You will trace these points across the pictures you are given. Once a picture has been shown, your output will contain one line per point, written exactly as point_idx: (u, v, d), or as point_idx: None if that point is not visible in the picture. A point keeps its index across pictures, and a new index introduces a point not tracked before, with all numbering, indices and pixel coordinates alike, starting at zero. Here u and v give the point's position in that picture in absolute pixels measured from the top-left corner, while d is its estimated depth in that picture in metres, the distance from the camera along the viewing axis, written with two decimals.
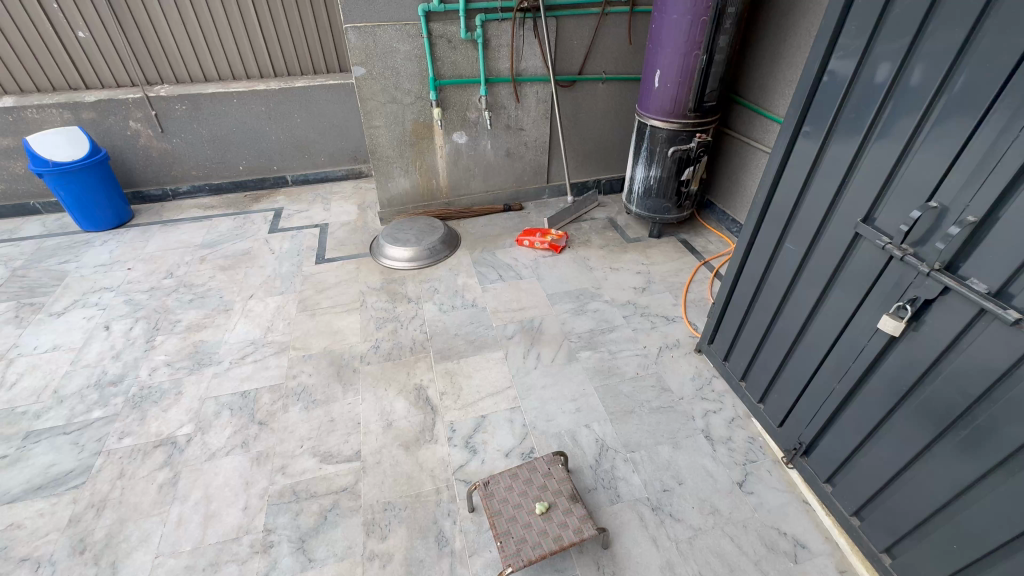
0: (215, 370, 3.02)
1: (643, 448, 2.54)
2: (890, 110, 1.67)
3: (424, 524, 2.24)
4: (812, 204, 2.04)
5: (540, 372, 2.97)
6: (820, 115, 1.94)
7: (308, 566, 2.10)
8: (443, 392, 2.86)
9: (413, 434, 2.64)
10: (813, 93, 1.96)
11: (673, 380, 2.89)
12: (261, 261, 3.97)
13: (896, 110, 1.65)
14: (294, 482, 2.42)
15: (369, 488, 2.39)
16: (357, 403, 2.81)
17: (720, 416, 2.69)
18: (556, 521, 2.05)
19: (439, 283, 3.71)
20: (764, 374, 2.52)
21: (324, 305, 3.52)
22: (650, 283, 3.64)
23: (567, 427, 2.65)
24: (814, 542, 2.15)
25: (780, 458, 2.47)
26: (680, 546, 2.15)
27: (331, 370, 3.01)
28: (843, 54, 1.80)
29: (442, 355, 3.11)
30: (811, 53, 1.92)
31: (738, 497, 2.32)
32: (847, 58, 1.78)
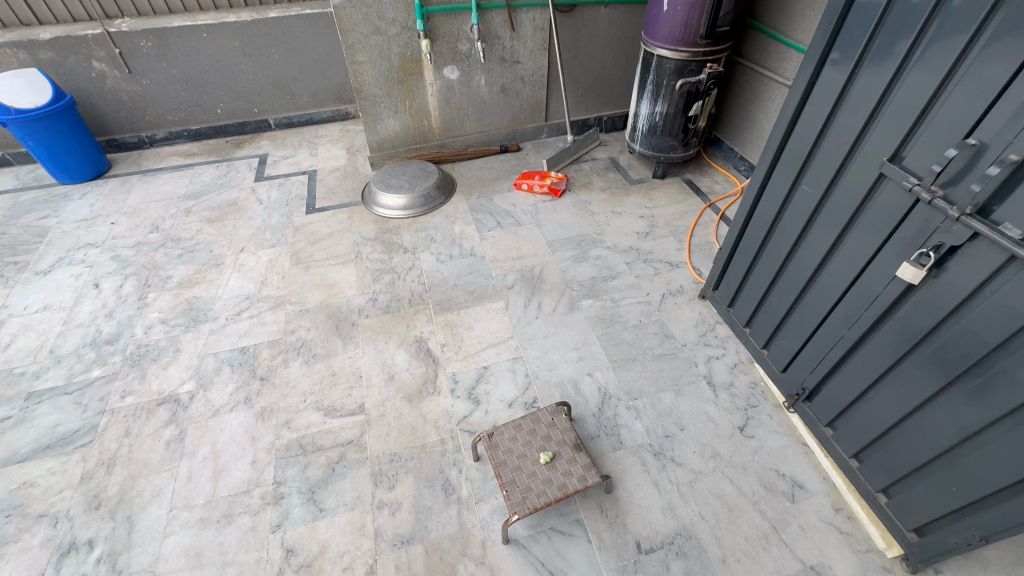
0: (211, 327, 2.97)
1: (645, 395, 2.55)
2: (931, 34, 1.49)
3: (431, 474, 2.29)
4: (834, 143, 1.90)
5: (541, 322, 2.92)
6: (850, 40, 1.74)
7: (319, 516, 2.16)
8: (444, 343, 2.84)
9: (416, 386, 2.64)
10: (845, 15, 1.75)
11: (676, 327, 2.86)
12: (249, 212, 3.82)
13: (938, 34, 1.48)
14: (300, 435, 2.45)
15: (375, 440, 2.42)
16: (358, 357, 2.79)
17: (722, 362, 2.68)
18: (561, 469, 2.08)
19: (435, 232, 3.59)
20: (770, 321, 2.48)
21: (318, 257, 3.42)
22: (654, 227, 3.52)
23: (570, 376, 2.65)
24: (811, 482, 2.21)
25: (781, 403, 2.48)
26: (681, 489, 2.20)
27: (330, 324, 2.97)
28: None
29: (442, 306, 3.05)
30: None
31: (739, 441, 2.35)
32: None
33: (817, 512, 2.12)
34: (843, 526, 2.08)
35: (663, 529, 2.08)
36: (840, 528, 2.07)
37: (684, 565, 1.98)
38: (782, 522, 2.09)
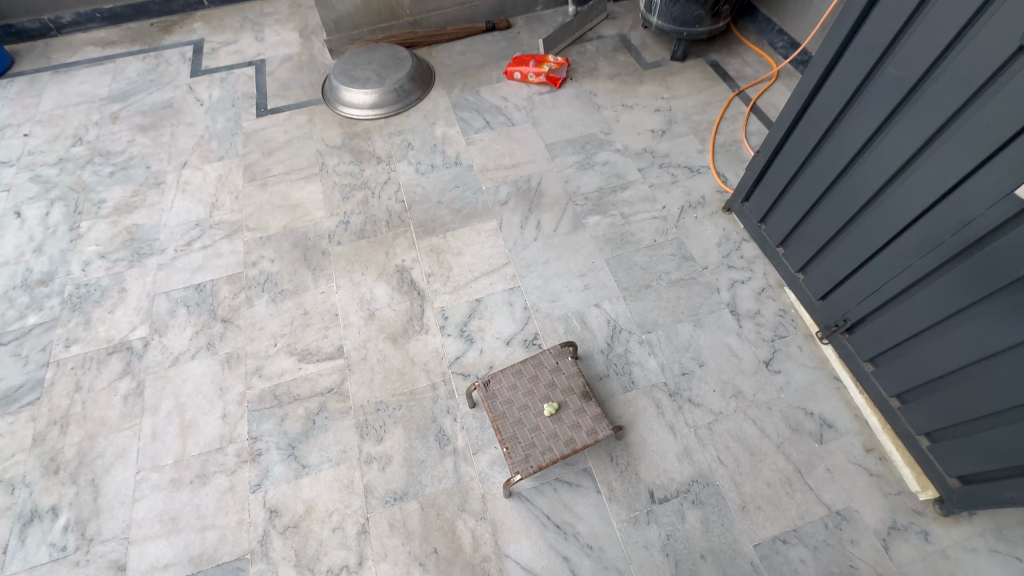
0: (159, 261, 2.56)
1: (660, 327, 2.26)
2: None
3: (423, 423, 2.06)
4: (952, 5, 1.37)
5: (541, 246, 2.53)
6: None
7: (302, 473, 1.97)
8: (430, 273, 2.47)
9: (400, 324, 2.33)
10: None
11: (696, 247, 2.48)
12: (188, 115, 3.20)
13: None
14: (274, 385, 2.18)
15: (357, 388, 2.16)
16: (332, 292, 2.43)
17: (748, 287, 2.35)
18: (568, 422, 1.84)
19: (413, 136, 3.02)
20: (813, 241, 2.12)
21: (275, 171, 2.89)
22: (672, 123, 2.96)
23: (575, 308, 2.33)
24: (842, 421, 2.00)
25: (813, 333, 2.20)
26: (699, 432, 2.00)
27: (297, 253, 2.56)
28: None
29: (425, 229, 2.62)
30: None
31: (764, 377, 2.11)
32: None
33: (846, 453, 1.94)
34: (874, 467, 1.91)
35: (679, 476, 1.91)
36: (870, 470, 1.90)
37: (701, 514, 1.83)
38: (807, 465, 1.92)
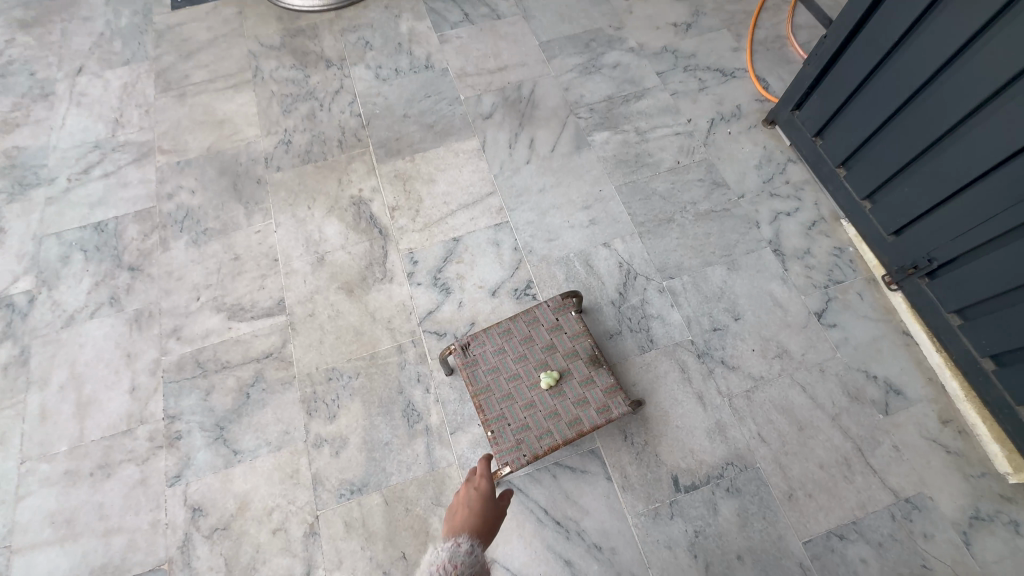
0: (48, 194, 2.00)
1: (685, 272, 1.79)
2: None
3: (386, 396, 1.63)
4: None
5: (534, 171, 2.00)
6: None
7: (233, 461, 1.55)
8: (394, 206, 1.95)
9: (357, 271, 1.83)
10: None
11: (730, 171, 1.97)
12: (83, 6, 2.50)
13: None
14: (196, 350, 1.71)
15: (302, 352, 1.70)
16: (269, 232, 1.91)
17: (795, 220, 1.87)
18: (572, 397, 1.41)
19: (372, 33, 2.37)
20: (893, 158, 1.64)
21: (196, 78, 2.27)
22: (699, 15, 2.34)
23: (578, 249, 1.84)
24: (912, 387, 1.60)
25: (878, 277, 1.76)
26: (735, 403, 1.59)
27: (225, 182, 2.01)
28: None
29: (387, 150, 2.06)
30: None
31: (815, 333, 1.68)
32: None
33: (918, 426, 1.55)
34: (951, 444, 1.53)
35: (710, 458, 1.51)
36: (948, 448, 1.52)
37: (738, 505, 1.46)
38: (870, 443, 1.54)
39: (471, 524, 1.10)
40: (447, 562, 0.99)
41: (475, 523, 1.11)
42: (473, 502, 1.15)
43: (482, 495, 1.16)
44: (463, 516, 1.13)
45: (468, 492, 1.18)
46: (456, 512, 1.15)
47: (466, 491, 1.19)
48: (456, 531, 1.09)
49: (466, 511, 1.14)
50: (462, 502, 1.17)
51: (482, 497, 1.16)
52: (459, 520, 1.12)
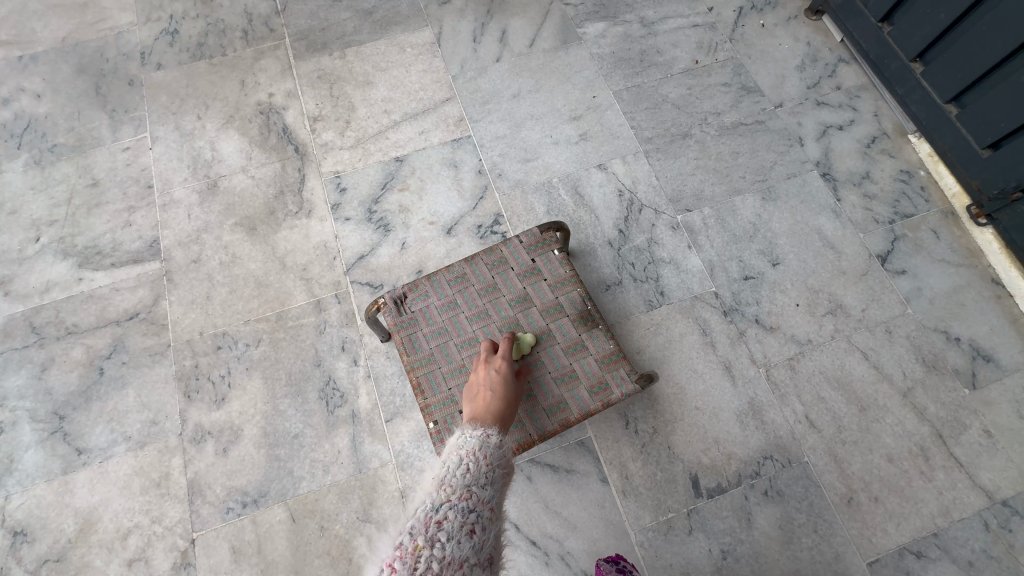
0: None
1: (706, 202, 1.34)
2: None
3: (297, 369, 1.18)
4: None
5: (507, 71, 1.50)
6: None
7: (75, 464, 1.10)
8: (317, 116, 1.44)
9: (262, 202, 1.34)
10: None
11: (764, 73, 1.50)
12: None
13: None
14: (31, 309, 1.23)
15: (181, 311, 1.23)
16: (143, 149, 1.40)
17: (849, 136, 1.42)
18: (555, 370, 0.98)
19: None
20: (997, 41, 1.17)
21: None
22: None
23: (564, 172, 1.37)
24: (1007, 352, 1.20)
25: (960, 208, 1.33)
26: (774, 375, 1.17)
27: (83, 83, 1.47)
28: None
29: (309, 44, 1.53)
30: None
31: (878, 282, 1.26)
32: None
33: (1015, 404, 1.16)
34: None
35: (741, 451, 1.11)
36: None
37: (780, 513, 1.07)
38: (953, 427, 1.14)
39: (496, 415, 0.86)
40: (478, 450, 0.74)
41: (501, 412, 0.87)
42: (496, 389, 0.89)
43: (504, 382, 0.90)
44: (485, 402, 0.88)
45: (485, 376, 0.91)
46: (472, 399, 0.90)
47: (484, 373, 0.92)
48: (478, 421, 0.84)
49: (487, 399, 0.88)
50: (480, 386, 0.91)
51: (505, 383, 0.90)
52: (479, 407, 0.87)
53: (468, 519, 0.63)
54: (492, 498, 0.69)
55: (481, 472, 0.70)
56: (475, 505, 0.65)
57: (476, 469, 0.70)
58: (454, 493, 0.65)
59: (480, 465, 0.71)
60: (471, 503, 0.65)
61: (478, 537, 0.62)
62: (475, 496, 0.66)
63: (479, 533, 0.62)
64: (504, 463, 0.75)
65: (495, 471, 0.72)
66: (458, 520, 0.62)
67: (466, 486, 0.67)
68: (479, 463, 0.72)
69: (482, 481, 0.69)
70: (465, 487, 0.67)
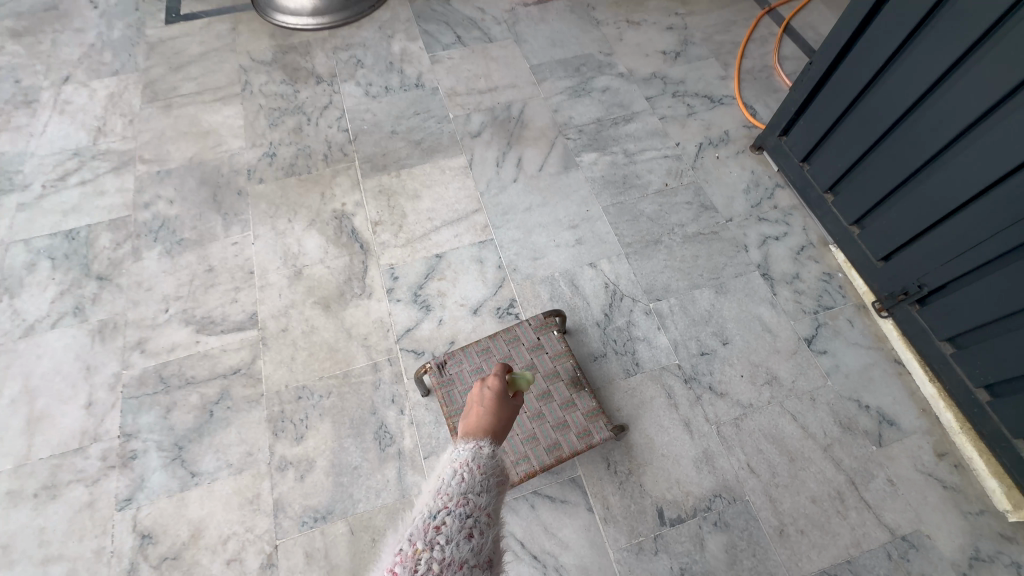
0: (20, 201, 1.95)
1: (673, 294, 1.75)
2: None
3: (357, 416, 1.55)
4: None
5: (522, 188, 1.98)
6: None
7: (189, 484, 1.45)
8: (377, 221, 1.91)
9: (334, 286, 1.77)
10: None
11: (718, 193, 1.96)
12: (76, 19, 2.51)
13: None
14: (160, 364, 1.63)
15: (272, 369, 1.62)
16: (247, 244, 1.86)
17: (784, 245, 1.84)
18: (553, 420, 1.35)
19: (364, 52, 2.39)
20: (881, 185, 1.63)
21: (183, 90, 2.26)
22: (688, 44, 2.39)
23: (564, 268, 1.80)
24: (906, 418, 1.54)
25: (868, 303, 1.72)
26: (723, 431, 1.52)
27: (204, 192, 1.97)
28: None
29: (373, 166, 2.04)
30: None
31: (805, 360, 1.63)
32: None
33: (912, 460, 1.48)
34: (947, 479, 1.46)
35: (697, 490, 1.44)
36: (944, 482, 1.45)
37: (726, 540, 1.38)
38: (863, 476, 1.46)
39: (488, 429, 0.83)
40: (472, 459, 0.78)
41: (494, 426, 0.84)
42: (490, 407, 0.85)
43: (498, 400, 0.86)
44: (478, 416, 0.85)
45: (479, 394, 0.88)
46: (465, 415, 0.87)
47: (478, 391, 0.88)
48: (469, 438, 0.81)
49: (480, 416, 0.85)
50: (473, 402, 0.87)
51: (498, 400, 0.86)
52: (472, 422, 0.84)
53: (466, 523, 0.70)
54: (488, 503, 0.75)
55: (476, 480, 0.75)
56: (472, 511, 0.72)
57: (472, 476, 0.76)
58: (451, 500, 0.71)
59: (476, 473, 0.76)
60: (469, 508, 0.72)
61: (476, 540, 0.69)
62: (472, 503, 0.72)
63: (476, 536, 0.69)
64: (499, 469, 0.81)
65: (490, 476, 0.78)
66: (456, 525, 0.69)
67: (462, 493, 0.73)
68: (473, 471, 0.76)
69: (478, 488, 0.75)
70: (462, 493, 0.73)
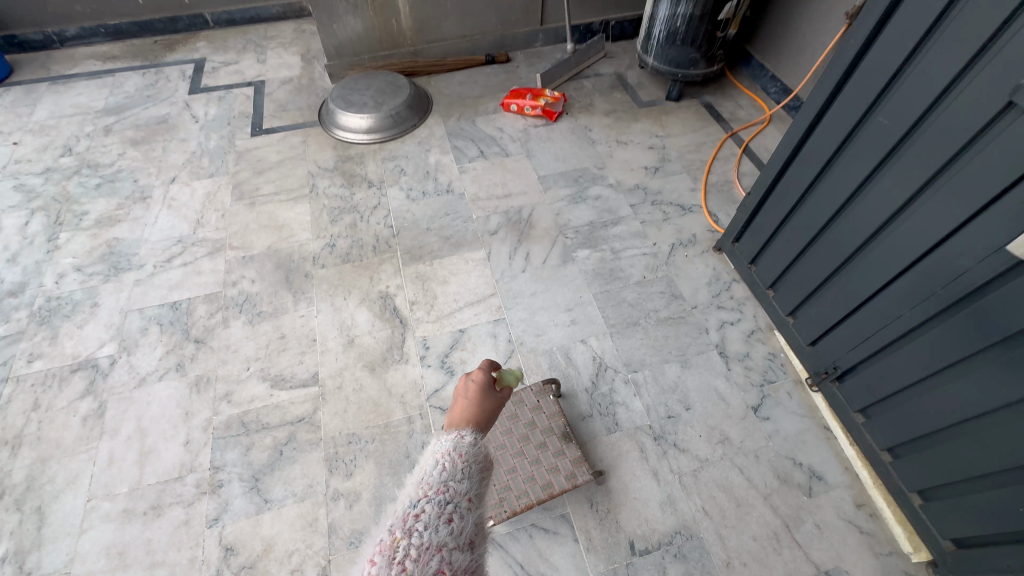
0: (136, 277, 2.49)
1: (647, 367, 2.19)
2: None
3: (395, 458, 1.97)
4: (924, 79, 1.41)
5: (529, 277, 2.49)
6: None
7: (263, 509, 1.86)
8: (413, 301, 2.41)
9: (379, 352, 2.25)
10: None
11: (686, 285, 2.45)
12: (181, 131, 3.19)
13: None
14: (242, 411, 2.08)
15: (329, 418, 2.06)
16: (312, 316, 2.36)
17: (737, 329, 2.31)
18: (547, 464, 1.77)
19: (406, 163, 3.01)
20: (802, 287, 2.08)
21: (264, 190, 2.86)
22: (665, 162, 2.99)
23: (560, 343, 2.27)
24: (832, 474, 1.92)
25: (803, 379, 2.15)
26: (684, 480, 1.91)
27: (279, 274, 2.50)
28: None
29: (412, 256, 2.57)
30: None
31: (751, 424, 2.04)
32: None
33: (836, 508, 1.85)
34: (864, 524, 1.82)
35: (662, 527, 1.81)
36: (861, 528, 1.81)
37: (684, 568, 1.74)
38: (796, 520, 1.83)
39: (470, 417, 1.12)
40: (452, 452, 0.99)
41: (473, 415, 1.13)
42: (472, 397, 1.16)
43: (479, 391, 1.17)
44: (461, 407, 1.14)
45: (465, 386, 1.19)
46: (455, 403, 1.17)
47: (464, 384, 1.20)
48: (456, 422, 1.11)
49: (466, 403, 1.15)
50: (461, 394, 1.19)
51: (479, 391, 1.17)
52: (458, 411, 1.14)
53: (445, 509, 0.89)
54: (467, 489, 0.94)
55: (456, 470, 0.95)
56: (451, 497, 0.91)
57: (450, 468, 0.95)
58: (431, 489, 0.91)
59: (455, 464, 0.96)
60: (447, 496, 0.91)
61: (454, 523, 0.88)
62: (450, 491, 0.92)
63: (455, 520, 0.89)
64: (477, 459, 1.00)
65: (466, 466, 0.97)
66: (435, 511, 0.88)
67: (443, 483, 0.92)
68: (453, 463, 0.97)
69: (457, 477, 0.95)
70: (442, 483, 0.92)
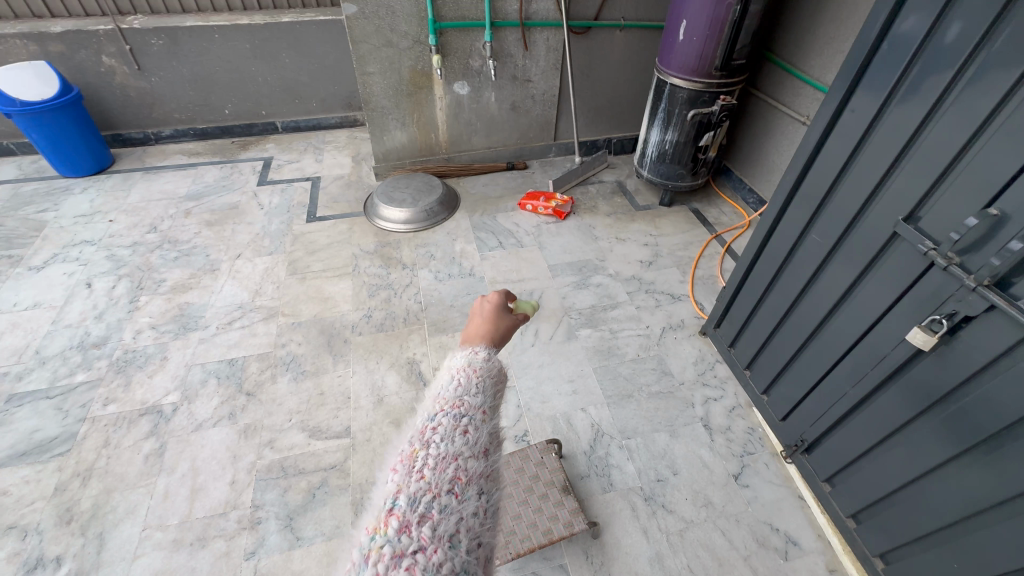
0: (201, 336, 2.91)
1: (639, 435, 2.48)
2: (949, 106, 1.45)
3: None
4: (842, 208, 1.89)
5: (537, 350, 2.86)
6: (895, 51, 1.57)
7: (295, 545, 2.09)
8: (436, 366, 2.78)
9: (404, 411, 2.58)
10: (859, 78, 1.73)
11: (675, 364, 2.80)
12: (248, 216, 3.78)
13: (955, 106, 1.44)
14: (283, 457, 2.38)
15: (358, 467, 2.35)
16: (348, 376, 2.72)
17: (720, 404, 2.61)
18: (547, 512, 2.02)
19: (436, 249, 3.52)
20: (771, 367, 2.41)
21: (314, 268, 3.36)
22: (657, 257, 3.47)
23: (563, 410, 2.58)
24: (806, 540, 2.13)
25: (779, 452, 2.41)
26: (671, 538, 2.12)
27: (322, 339, 2.90)
28: (894, 49, 1.58)
29: (436, 328, 2.98)
30: (856, 45, 1.70)
31: (732, 491, 2.28)
32: (905, 43, 1.54)
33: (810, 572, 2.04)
34: None
35: None
36: None
37: None
38: None
39: (484, 332, 1.26)
40: (468, 370, 1.09)
41: (486, 332, 1.26)
42: (486, 316, 1.30)
43: (493, 311, 1.32)
44: (476, 324, 1.28)
45: (481, 306, 1.34)
46: (471, 321, 1.32)
47: (481, 304, 1.34)
48: (470, 337, 1.24)
49: (479, 322, 1.30)
50: (477, 313, 1.33)
51: (493, 311, 1.32)
52: (473, 327, 1.28)
53: (460, 423, 0.98)
54: (482, 403, 1.04)
55: (470, 385, 1.06)
56: (465, 409, 1.00)
57: (464, 384, 1.06)
58: (447, 404, 1.01)
59: (470, 380, 1.07)
60: (461, 409, 1.00)
61: (469, 434, 0.96)
62: (464, 404, 1.01)
63: (469, 432, 0.97)
64: (490, 375, 1.11)
65: (479, 382, 1.07)
66: (450, 424, 0.97)
67: (458, 398, 1.02)
68: (468, 378, 1.07)
69: (472, 392, 1.05)
70: (457, 398, 1.02)
